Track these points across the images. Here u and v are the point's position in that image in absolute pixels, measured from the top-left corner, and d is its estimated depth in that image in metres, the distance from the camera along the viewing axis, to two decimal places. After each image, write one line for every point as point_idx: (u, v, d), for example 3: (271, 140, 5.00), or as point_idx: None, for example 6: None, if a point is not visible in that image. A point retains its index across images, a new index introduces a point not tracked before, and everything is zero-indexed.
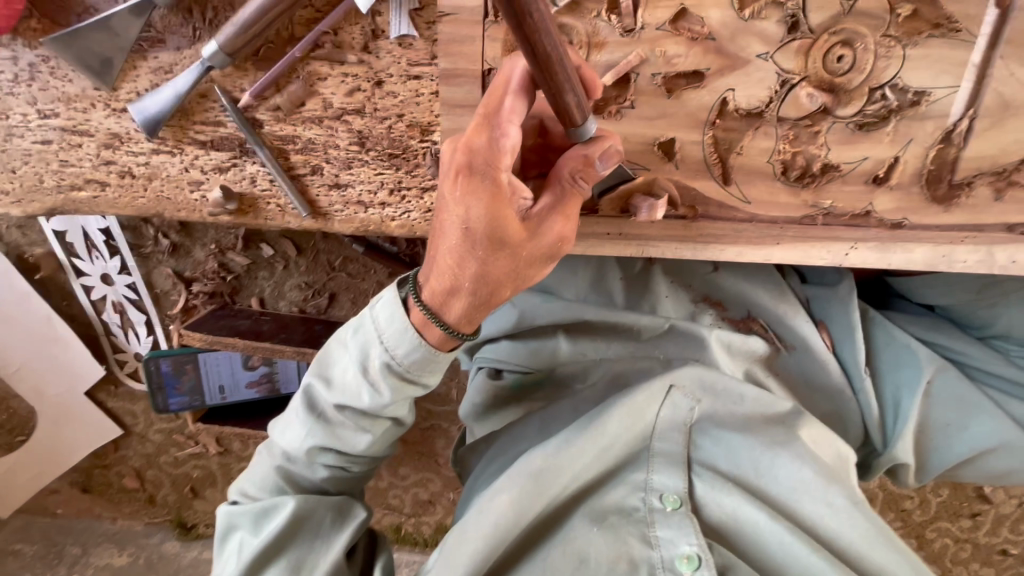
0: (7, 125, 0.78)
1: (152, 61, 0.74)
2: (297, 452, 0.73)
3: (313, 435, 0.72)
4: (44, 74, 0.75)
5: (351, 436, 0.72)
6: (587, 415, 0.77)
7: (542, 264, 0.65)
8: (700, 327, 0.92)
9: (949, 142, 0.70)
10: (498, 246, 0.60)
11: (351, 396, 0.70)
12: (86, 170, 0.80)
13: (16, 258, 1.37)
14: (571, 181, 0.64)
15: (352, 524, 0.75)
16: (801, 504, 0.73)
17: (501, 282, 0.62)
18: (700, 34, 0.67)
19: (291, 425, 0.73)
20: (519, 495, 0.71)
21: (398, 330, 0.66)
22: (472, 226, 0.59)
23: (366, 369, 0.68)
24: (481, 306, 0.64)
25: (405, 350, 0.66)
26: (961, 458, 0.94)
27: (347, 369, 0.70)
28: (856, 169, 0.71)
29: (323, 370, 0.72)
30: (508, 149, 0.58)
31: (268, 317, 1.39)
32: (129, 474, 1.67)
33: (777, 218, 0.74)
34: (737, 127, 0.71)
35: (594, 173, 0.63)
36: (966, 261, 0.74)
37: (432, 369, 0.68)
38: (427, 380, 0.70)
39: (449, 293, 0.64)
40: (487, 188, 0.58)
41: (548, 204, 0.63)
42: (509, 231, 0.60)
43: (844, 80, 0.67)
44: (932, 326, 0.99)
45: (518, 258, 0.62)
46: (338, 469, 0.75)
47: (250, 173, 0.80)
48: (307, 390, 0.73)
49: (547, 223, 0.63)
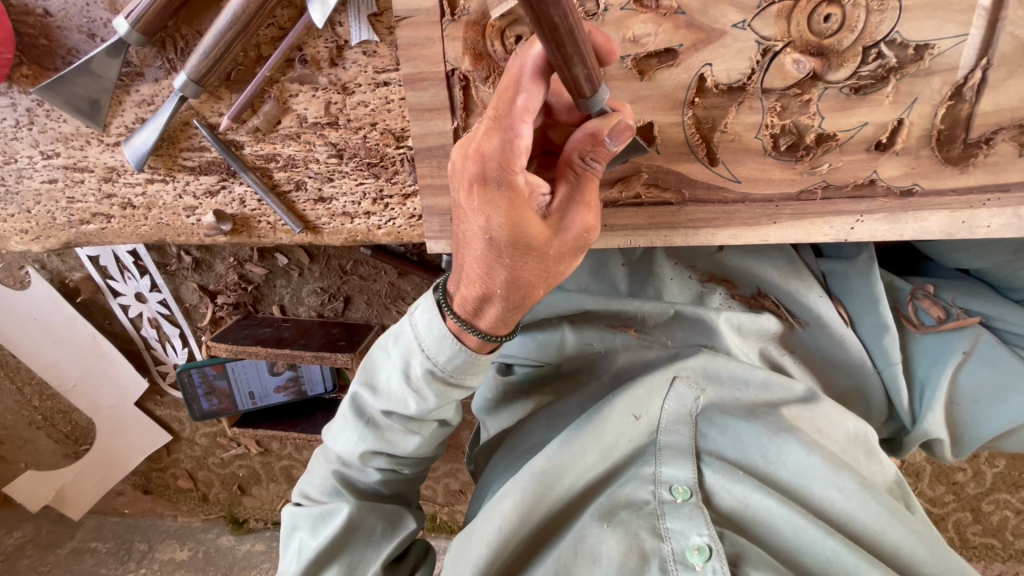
0: (17, 168, 0.83)
1: (135, 94, 0.76)
2: (352, 456, 0.74)
3: (360, 438, 0.72)
4: (41, 117, 0.78)
5: (400, 438, 0.72)
6: (586, 416, 0.76)
7: (572, 259, 0.62)
8: (708, 311, 0.88)
9: (960, 97, 0.63)
10: (523, 251, 0.57)
11: (397, 402, 0.69)
12: (91, 205, 0.85)
13: (59, 283, 1.47)
14: (584, 165, 0.60)
15: (401, 534, 0.75)
16: (813, 491, 0.70)
17: (533, 285, 0.60)
18: (668, 9, 0.62)
19: (343, 431, 0.74)
20: (523, 498, 0.71)
21: (436, 336, 0.63)
22: (495, 230, 0.57)
23: (409, 376, 0.67)
24: (515, 310, 0.61)
25: (447, 355, 0.64)
26: (1003, 431, 0.87)
27: (392, 377, 0.69)
28: (855, 136, 0.66)
29: (370, 375, 0.72)
30: (522, 150, 0.56)
31: (289, 323, 1.44)
32: (183, 475, 1.81)
33: (773, 196, 0.70)
34: (719, 104, 0.66)
35: (605, 151, 0.60)
36: (991, 226, 0.67)
37: (475, 373, 0.66)
38: (470, 382, 0.67)
39: (481, 300, 0.61)
40: (504, 195, 0.56)
41: (568, 195, 0.61)
42: (531, 233, 0.57)
43: (833, 42, 0.61)
44: (965, 290, 0.92)
45: (546, 259, 0.59)
46: (390, 472, 0.77)
47: (239, 195, 0.82)
48: (355, 397, 0.73)
49: (570, 215, 0.60)
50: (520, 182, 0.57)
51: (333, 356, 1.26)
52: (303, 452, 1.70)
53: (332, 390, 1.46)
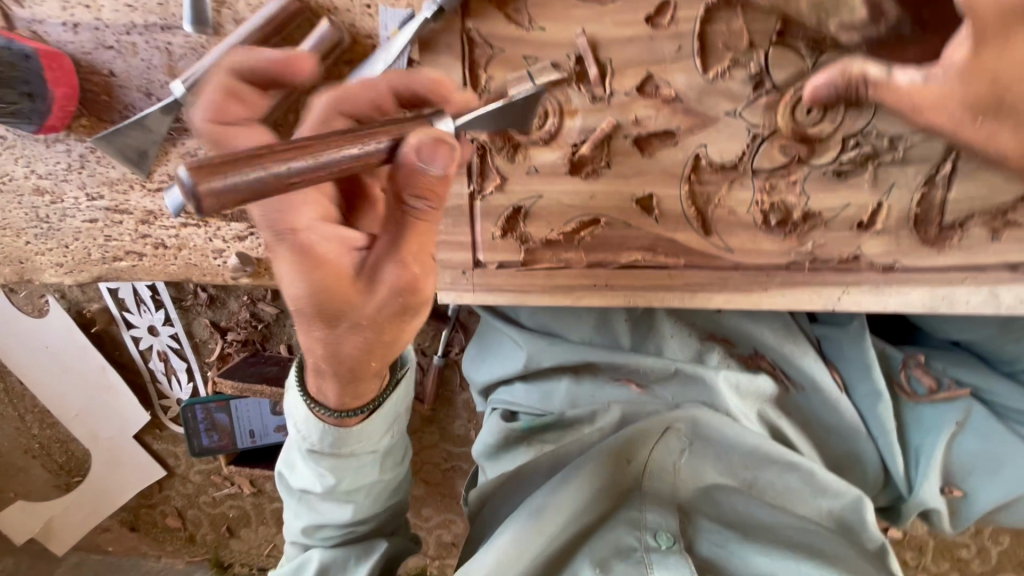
0: (63, 207, 0.89)
1: (181, 147, 0.83)
2: (300, 532, 0.79)
3: (302, 515, 0.78)
4: (91, 163, 0.86)
5: (327, 508, 0.77)
6: (580, 461, 0.78)
7: (407, 317, 0.61)
8: (707, 369, 0.91)
9: (933, 184, 0.69)
10: (331, 321, 0.58)
11: (303, 476, 0.76)
12: (126, 243, 0.91)
13: (76, 313, 1.53)
14: (404, 211, 0.53)
15: (375, 558, 0.77)
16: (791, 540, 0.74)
17: (359, 356, 0.62)
18: (668, 97, 0.69)
19: (289, 514, 0.80)
20: (519, 537, 0.71)
21: (303, 417, 0.70)
22: (295, 295, 0.58)
23: (301, 452, 0.73)
24: (352, 381, 0.65)
25: (314, 435, 0.70)
26: (999, 502, 0.89)
27: (293, 455, 0.75)
28: (839, 215, 0.72)
29: (284, 458, 0.78)
30: (289, 208, 0.57)
31: (295, 362, 1.47)
32: (172, 514, 1.78)
33: (763, 265, 0.75)
34: (713, 180, 0.72)
35: (419, 179, 0.50)
36: (970, 302, 0.72)
37: (354, 439, 0.71)
38: (353, 450, 0.72)
39: (317, 377, 0.66)
40: (289, 254, 0.56)
41: (385, 243, 0.57)
42: (336, 299, 0.58)
43: (817, 132, 0.68)
44: (956, 361, 0.94)
45: (360, 323, 0.59)
46: (347, 536, 0.79)
47: (265, 241, 0.88)
48: (280, 476, 0.80)
49: (380, 273, 0.57)
50: (312, 245, 0.57)
51: None
52: None
53: None
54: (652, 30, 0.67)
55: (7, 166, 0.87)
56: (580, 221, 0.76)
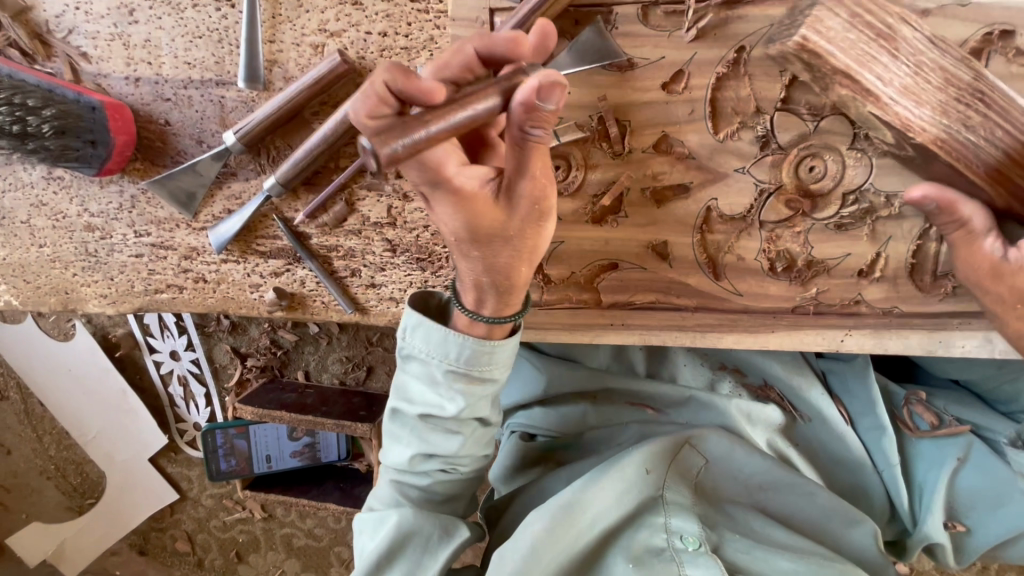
0: (111, 242, 0.95)
1: (226, 190, 0.89)
2: (406, 463, 0.80)
3: (411, 444, 0.80)
4: (142, 203, 0.92)
5: (441, 439, 0.79)
6: (609, 463, 0.81)
7: (541, 225, 0.64)
8: (720, 397, 0.95)
9: (928, 238, 0.74)
10: (486, 243, 0.64)
11: (431, 405, 0.77)
12: (168, 277, 0.96)
13: (101, 338, 1.57)
14: (524, 134, 0.53)
15: (456, 541, 0.78)
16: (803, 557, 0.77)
17: (511, 266, 0.66)
18: (682, 154, 0.75)
19: (393, 444, 0.82)
20: (552, 525, 0.73)
21: (440, 339, 0.74)
22: (452, 231, 0.63)
23: (434, 379, 0.76)
24: (504, 291, 0.70)
25: (455, 351, 0.74)
26: (1004, 538, 0.91)
27: (420, 388, 0.77)
28: (840, 264, 0.77)
29: (400, 389, 0.80)
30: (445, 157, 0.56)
31: (312, 389, 1.51)
32: (181, 538, 1.79)
33: (770, 308, 0.80)
34: (723, 231, 0.78)
35: (540, 114, 0.51)
36: (965, 346, 0.77)
37: (490, 360, 0.74)
38: (489, 373, 0.75)
39: (477, 292, 0.71)
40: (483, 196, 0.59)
41: (514, 166, 0.57)
42: (484, 224, 0.61)
43: (819, 187, 0.74)
44: (956, 399, 0.99)
45: (513, 241, 0.63)
46: (445, 471, 0.82)
47: (300, 277, 0.93)
48: (393, 411, 0.81)
49: (517, 190, 0.59)
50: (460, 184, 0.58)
51: (354, 425, 1.32)
52: (307, 519, 1.72)
53: (346, 456, 1.51)
54: (668, 95, 0.73)
55: (62, 205, 0.94)
56: (598, 265, 0.81)
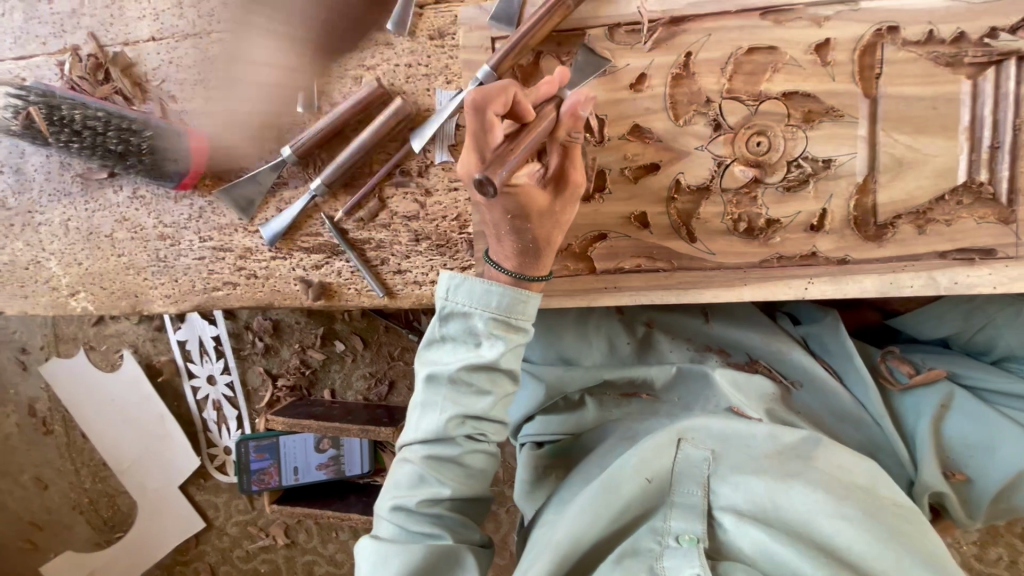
0: (179, 249, 1.13)
1: (279, 197, 1.08)
2: (442, 427, 0.88)
3: (446, 409, 0.88)
4: (208, 213, 1.10)
5: (476, 399, 0.88)
6: (601, 483, 0.86)
7: (571, 205, 0.83)
8: (707, 367, 1.06)
9: (863, 193, 0.89)
10: (536, 216, 0.80)
11: (470, 358, 0.86)
12: (224, 276, 1.12)
13: (146, 365, 1.71)
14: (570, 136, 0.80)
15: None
16: (817, 524, 0.77)
17: (549, 234, 0.83)
18: (650, 139, 0.92)
19: (427, 414, 0.90)
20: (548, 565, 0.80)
21: (481, 290, 0.84)
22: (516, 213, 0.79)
23: (475, 332, 0.87)
24: (540, 250, 0.84)
25: (496, 300, 0.85)
26: (1003, 484, 0.95)
27: (459, 349, 0.88)
28: (794, 221, 0.91)
29: (435, 358, 0.90)
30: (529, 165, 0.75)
31: (338, 404, 1.61)
32: (205, 570, 1.81)
33: (741, 264, 0.93)
34: (692, 200, 0.94)
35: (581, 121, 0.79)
36: (913, 286, 0.89)
37: (523, 311, 0.86)
38: (524, 324, 0.87)
39: (519, 255, 0.85)
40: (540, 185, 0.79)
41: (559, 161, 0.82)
42: (538, 203, 0.79)
43: (766, 157, 0.89)
44: (933, 355, 1.09)
45: (554, 213, 0.81)
46: (476, 435, 0.91)
47: (338, 268, 1.09)
48: (429, 379, 0.89)
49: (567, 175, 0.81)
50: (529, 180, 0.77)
51: (379, 428, 1.41)
52: (328, 545, 1.72)
53: (368, 471, 1.57)
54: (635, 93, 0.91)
55: (141, 219, 1.12)
56: (590, 236, 0.96)
